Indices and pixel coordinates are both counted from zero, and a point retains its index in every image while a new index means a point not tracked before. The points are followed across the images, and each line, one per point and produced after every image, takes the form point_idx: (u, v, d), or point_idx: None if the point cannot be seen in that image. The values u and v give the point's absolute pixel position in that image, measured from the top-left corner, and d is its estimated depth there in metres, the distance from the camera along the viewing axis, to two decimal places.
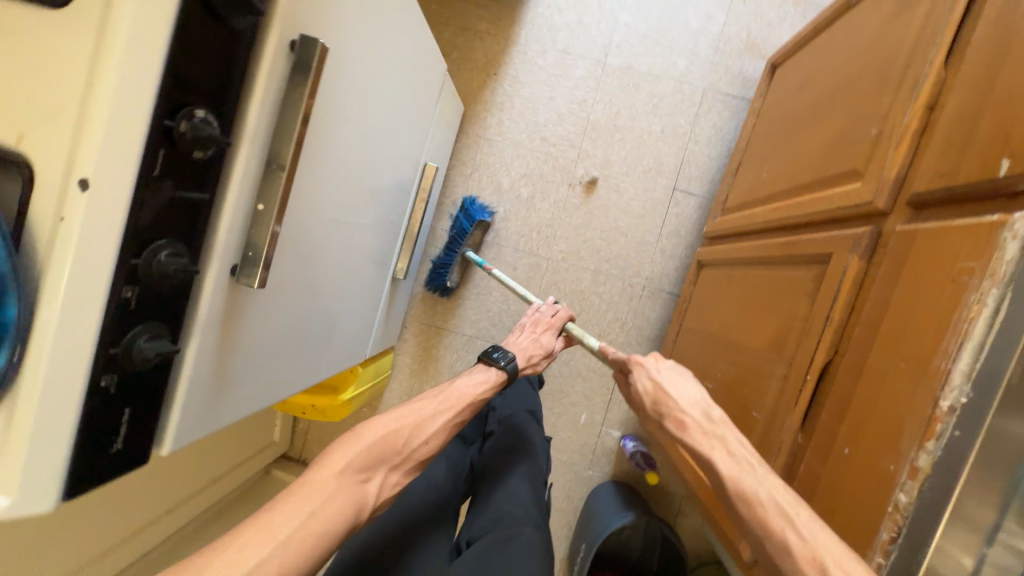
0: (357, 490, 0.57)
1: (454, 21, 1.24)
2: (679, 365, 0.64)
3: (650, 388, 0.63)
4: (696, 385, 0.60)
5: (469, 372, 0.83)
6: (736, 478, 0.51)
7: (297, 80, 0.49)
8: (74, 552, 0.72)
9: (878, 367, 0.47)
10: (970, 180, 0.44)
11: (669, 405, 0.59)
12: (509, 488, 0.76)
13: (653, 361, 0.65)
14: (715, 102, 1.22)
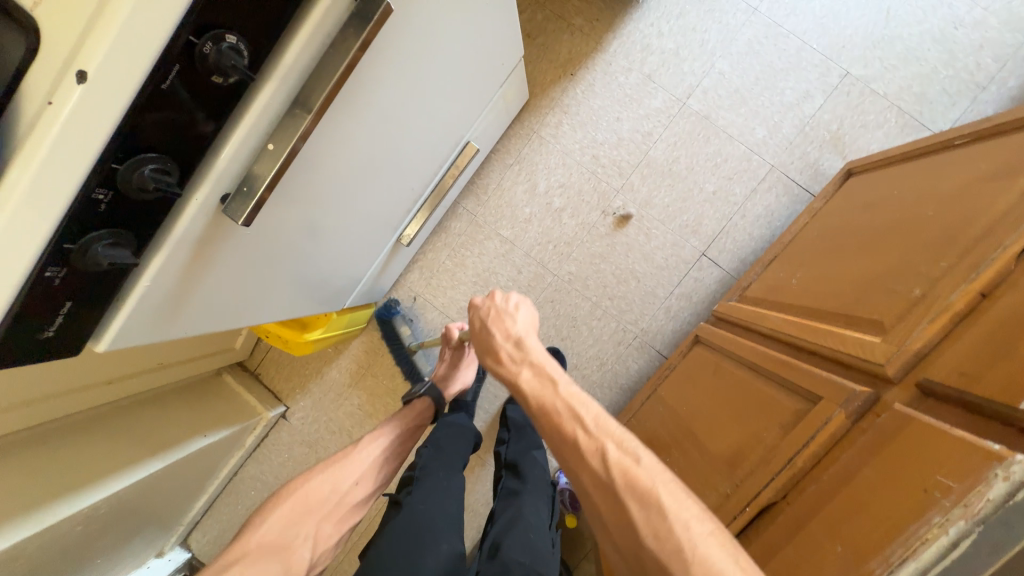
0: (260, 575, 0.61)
1: (552, 6, 1.18)
2: (523, 300, 0.69)
3: (486, 321, 0.68)
4: (529, 318, 0.68)
5: (355, 456, 0.82)
6: (540, 399, 0.57)
7: (350, 31, 0.45)
8: (42, 392, 0.78)
9: (813, 537, 0.46)
10: (989, 394, 0.40)
11: (493, 335, 0.66)
12: (520, 531, 0.82)
13: (496, 298, 0.69)
14: (777, 183, 1.16)
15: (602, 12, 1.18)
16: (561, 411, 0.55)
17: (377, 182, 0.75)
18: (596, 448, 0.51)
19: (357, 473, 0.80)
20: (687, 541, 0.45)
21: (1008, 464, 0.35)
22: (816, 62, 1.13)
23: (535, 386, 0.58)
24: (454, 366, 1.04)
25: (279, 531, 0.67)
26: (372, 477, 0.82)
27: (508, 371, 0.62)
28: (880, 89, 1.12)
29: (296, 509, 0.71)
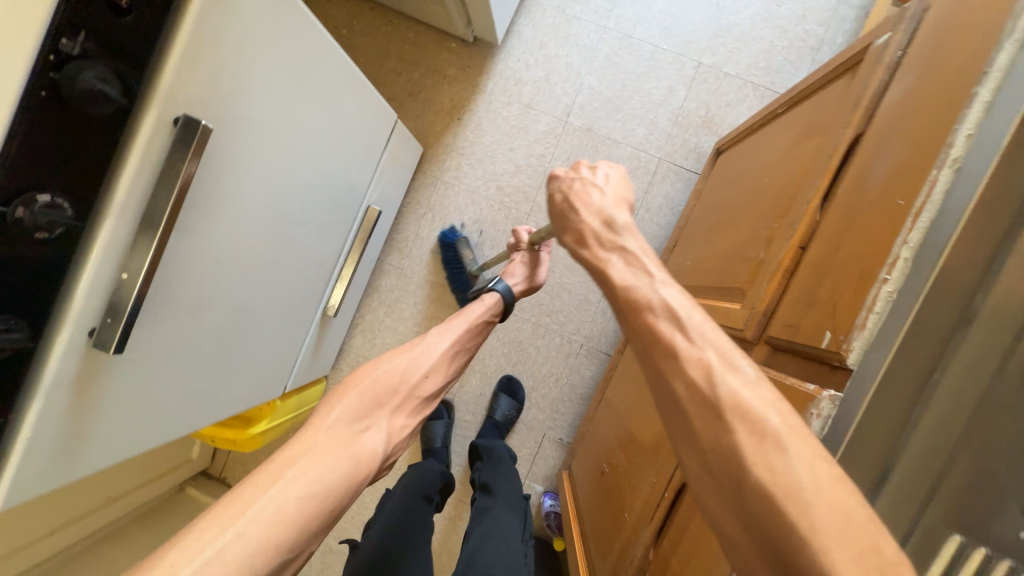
0: (351, 446, 0.58)
1: (426, 62, 1.27)
2: (622, 175, 0.60)
3: (563, 199, 0.59)
4: (608, 194, 0.57)
5: (412, 347, 0.70)
6: (631, 292, 0.47)
7: (176, 156, 0.48)
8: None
9: None
10: (804, 341, 0.45)
11: (572, 217, 0.57)
12: (496, 541, 0.85)
13: (586, 172, 0.59)
14: (669, 172, 1.24)
15: (472, 58, 1.26)
16: (658, 309, 0.45)
17: (273, 270, 0.78)
18: (699, 359, 0.41)
19: (435, 358, 0.71)
20: (794, 482, 0.35)
21: (818, 403, 0.39)
22: (671, 60, 1.24)
23: (633, 281, 0.48)
24: (535, 266, 0.90)
25: (347, 422, 0.60)
26: (444, 369, 0.72)
27: (594, 258, 0.53)
28: (732, 71, 1.23)
29: (368, 396, 0.63)
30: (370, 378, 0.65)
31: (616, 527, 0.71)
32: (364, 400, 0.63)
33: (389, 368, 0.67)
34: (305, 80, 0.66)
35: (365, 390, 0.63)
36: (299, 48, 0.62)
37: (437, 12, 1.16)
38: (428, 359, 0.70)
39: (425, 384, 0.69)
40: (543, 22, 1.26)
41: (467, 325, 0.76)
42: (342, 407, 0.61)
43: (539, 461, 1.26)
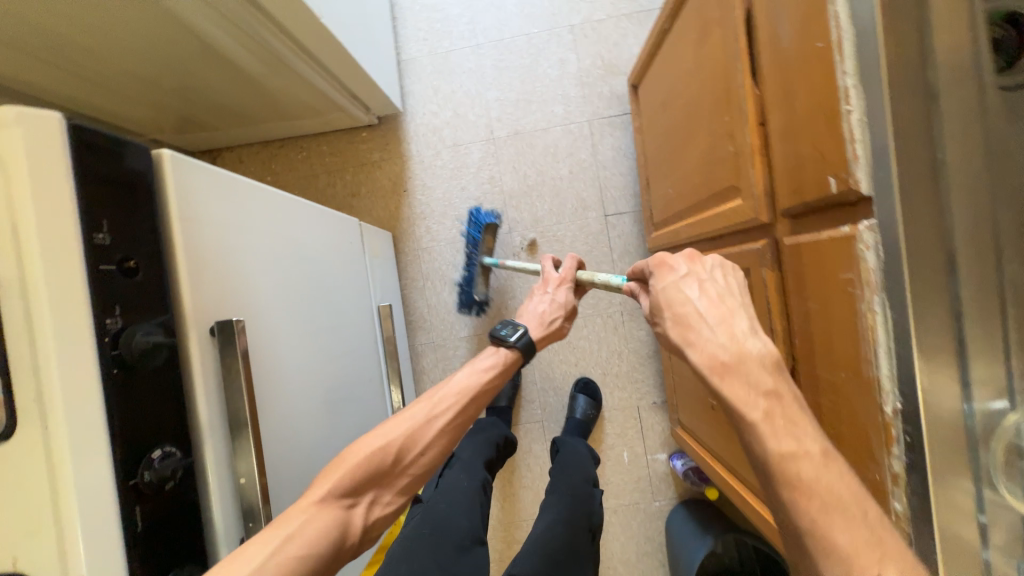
0: (338, 514, 0.56)
1: (351, 162, 1.32)
2: (729, 267, 0.56)
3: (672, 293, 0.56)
4: (732, 296, 0.53)
5: (429, 408, 0.69)
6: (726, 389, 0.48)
7: (229, 358, 0.52)
8: None
9: (827, 377, 0.50)
10: (814, 196, 0.48)
11: (682, 310, 0.54)
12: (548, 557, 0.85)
13: (696, 260, 0.58)
14: (604, 127, 1.29)
15: (386, 135, 1.32)
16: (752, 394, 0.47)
17: (342, 405, 0.82)
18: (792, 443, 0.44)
19: (441, 424, 0.68)
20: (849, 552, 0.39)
21: (861, 236, 0.42)
22: (548, 36, 1.30)
23: (722, 358, 0.49)
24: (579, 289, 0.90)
25: (335, 500, 0.57)
26: (442, 443, 0.68)
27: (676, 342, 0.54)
28: (603, 15, 1.29)
29: (358, 477, 0.59)
30: (363, 458, 0.61)
31: None
32: (355, 474, 0.59)
33: (382, 448, 0.63)
34: (281, 237, 0.71)
35: (358, 468, 0.60)
36: (264, 214, 0.67)
37: (335, 116, 1.23)
38: (421, 420, 0.67)
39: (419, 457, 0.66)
40: (425, 71, 1.32)
41: (473, 382, 0.75)
42: (330, 485, 0.57)
43: (648, 433, 1.29)
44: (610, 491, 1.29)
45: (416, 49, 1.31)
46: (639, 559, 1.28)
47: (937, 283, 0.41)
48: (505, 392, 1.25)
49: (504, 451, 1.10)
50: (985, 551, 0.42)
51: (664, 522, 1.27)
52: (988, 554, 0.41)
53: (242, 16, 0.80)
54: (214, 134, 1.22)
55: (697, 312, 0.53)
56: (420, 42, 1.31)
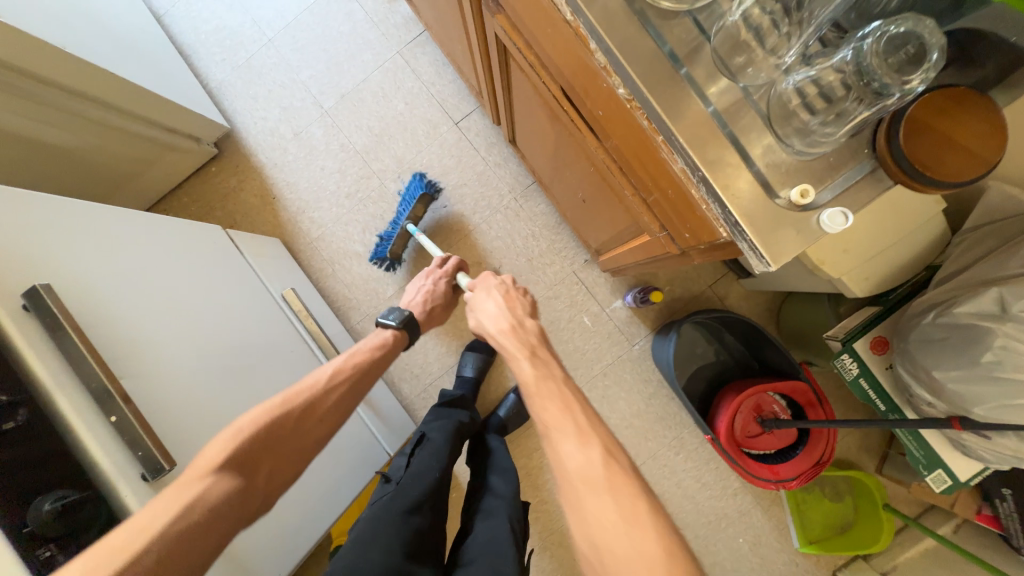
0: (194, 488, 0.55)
1: (214, 198, 1.35)
2: (509, 292, 0.85)
3: (473, 322, 0.84)
4: (494, 317, 0.80)
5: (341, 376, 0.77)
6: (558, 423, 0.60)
7: (48, 320, 0.54)
8: None
9: (554, 50, 0.52)
10: None
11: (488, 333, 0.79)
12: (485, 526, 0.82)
13: (485, 284, 0.88)
14: (414, 50, 1.33)
15: (232, 158, 1.35)
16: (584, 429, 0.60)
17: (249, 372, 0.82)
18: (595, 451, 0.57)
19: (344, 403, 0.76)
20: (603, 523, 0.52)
21: None
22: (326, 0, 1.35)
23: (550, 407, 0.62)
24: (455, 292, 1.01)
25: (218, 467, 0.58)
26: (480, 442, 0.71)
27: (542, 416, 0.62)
28: None
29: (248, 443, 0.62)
30: (262, 417, 0.65)
31: (605, 195, 0.73)
32: (247, 431, 0.63)
33: (280, 414, 0.67)
34: (105, 235, 0.73)
35: (255, 422, 0.64)
36: (73, 216, 0.70)
37: (170, 159, 1.25)
38: (318, 383, 0.74)
39: (314, 427, 0.70)
40: (238, 85, 1.35)
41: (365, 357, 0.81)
42: (231, 441, 0.62)
43: (595, 289, 1.30)
44: (591, 359, 1.29)
45: (220, 72, 1.36)
46: (649, 405, 1.28)
47: None
48: (470, 361, 1.26)
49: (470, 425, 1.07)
50: (713, 110, 0.42)
51: (652, 359, 1.27)
52: (711, 107, 0.42)
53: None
54: None
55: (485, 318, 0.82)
56: (220, 64, 1.36)
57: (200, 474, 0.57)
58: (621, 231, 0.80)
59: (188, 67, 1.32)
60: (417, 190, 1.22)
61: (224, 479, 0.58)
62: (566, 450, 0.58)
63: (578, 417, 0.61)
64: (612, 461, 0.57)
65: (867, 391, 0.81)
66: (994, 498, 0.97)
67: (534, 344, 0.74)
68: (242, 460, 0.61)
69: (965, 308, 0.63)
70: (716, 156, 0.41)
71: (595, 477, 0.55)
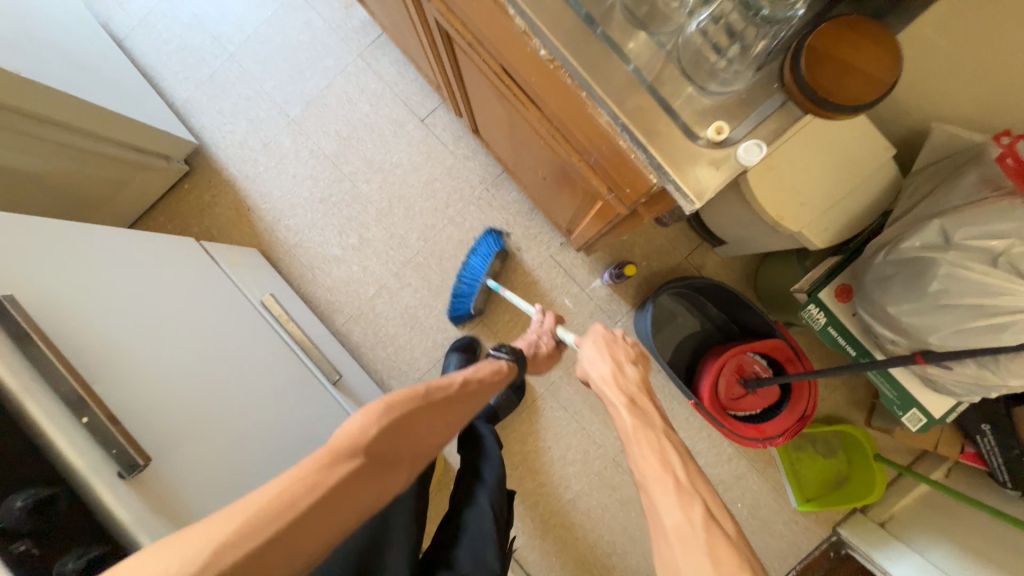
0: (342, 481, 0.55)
1: (190, 216, 1.37)
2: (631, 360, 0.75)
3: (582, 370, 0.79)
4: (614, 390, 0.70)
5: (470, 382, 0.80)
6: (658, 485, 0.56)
7: (13, 330, 0.55)
8: None
9: (482, 23, 0.53)
10: None
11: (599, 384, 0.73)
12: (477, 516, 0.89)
13: (622, 343, 0.80)
14: (374, 52, 1.35)
15: (205, 174, 1.37)
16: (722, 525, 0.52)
17: (228, 376, 0.83)
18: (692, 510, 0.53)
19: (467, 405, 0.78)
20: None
21: None
22: (283, 11, 1.36)
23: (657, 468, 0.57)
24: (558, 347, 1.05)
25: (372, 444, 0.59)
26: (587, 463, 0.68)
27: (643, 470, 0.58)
28: None
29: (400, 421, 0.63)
30: (410, 402, 0.66)
31: (559, 168, 0.74)
32: (398, 408, 0.64)
33: (422, 403, 0.68)
34: (72, 251, 0.73)
35: (402, 406, 0.65)
36: (37, 234, 0.70)
37: (141, 178, 1.25)
38: (451, 386, 0.76)
39: (438, 429, 0.71)
40: (204, 102, 1.37)
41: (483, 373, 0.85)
42: (378, 420, 0.61)
43: (574, 270, 1.31)
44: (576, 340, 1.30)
45: (185, 89, 1.37)
46: None
47: None
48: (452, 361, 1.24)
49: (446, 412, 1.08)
50: (634, 68, 0.44)
51: (635, 334, 1.29)
52: (626, 60, 0.43)
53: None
54: None
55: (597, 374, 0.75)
56: (184, 82, 1.37)
57: (348, 450, 0.56)
58: (580, 204, 0.81)
59: (153, 88, 1.33)
60: (491, 248, 1.26)
61: (366, 469, 0.58)
62: (665, 504, 0.54)
63: (678, 468, 0.57)
64: (717, 523, 0.51)
65: (835, 338, 0.83)
66: (976, 435, 1.00)
67: (634, 392, 0.69)
68: (385, 447, 0.61)
69: (912, 242, 0.65)
70: (632, 104, 0.43)
71: (692, 538, 0.50)
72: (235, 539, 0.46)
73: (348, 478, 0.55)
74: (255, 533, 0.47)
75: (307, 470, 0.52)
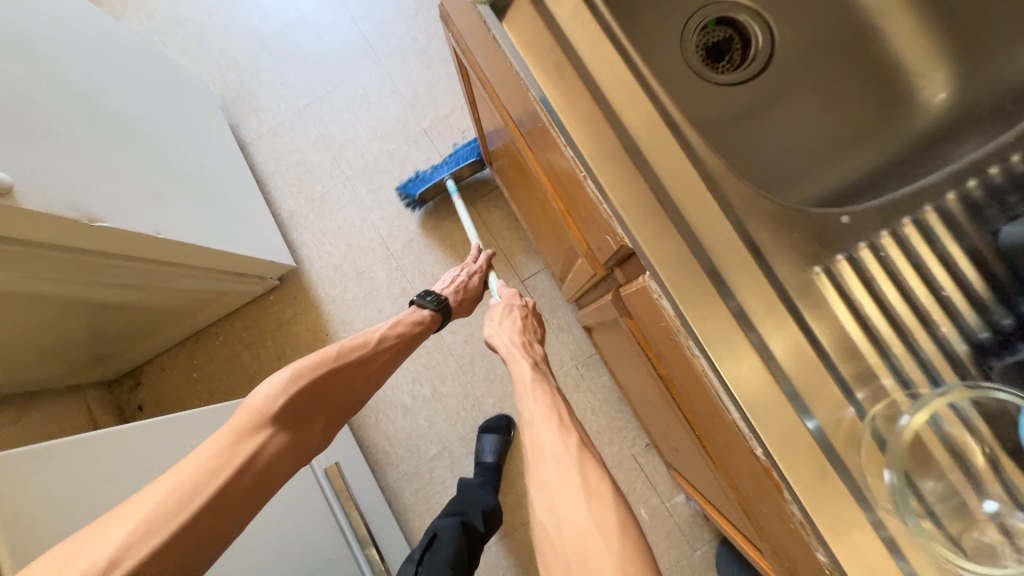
0: (235, 445, 0.65)
1: (267, 327, 1.33)
2: (511, 305, 0.95)
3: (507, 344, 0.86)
4: (500, 324, 0.91)
5: (395, 319, 0.94)
6: None
7: None
8: None
9: (711, 422, 0.45)
10: (611, 248, 0.47)
11: (500, 342, 0.88)
12: None
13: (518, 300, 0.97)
14: (488, 203, 1.33)
15: (291, 289, 1.33)
16: None
17: None
18: None
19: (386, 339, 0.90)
20: None
21: (650, 284, 0.41)
22: (407, 148, 1.37)
23: None
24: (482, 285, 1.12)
25: (287, 413, 0.72)
26: None
27: None
28: (448, 110, 1.38)
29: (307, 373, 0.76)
30: (312, 371, 0.77)
31: (715, 491, 0.65)
32: (302, 378, 0.75)
33: (330, 367, 0.80)
34: (103, 482, 0.66)
35: (312, 372, 0.76)
36: (72, 467, 0.64)
37: (230, 296, 1.23)
38: (367, 344, 0.86)
39: (345, 389, 0.82)
40: (309, 219, 1.36)
41: (406, 331, 0.94)
42: (285, 391, 0.72)
43: (656, 478, 1.19)
44: None
45: (293, 203, 1.37)
46: None
47: (732, 327, 0.37)
48: (489, 444, 1.17)
49: (460, 557, 0.92)
50: None
51: (715, 571, 1.13)
52: None
53: (87, 263, 0.83)
54: (125, 355, 1.22)
55: (497, 332, 0.90)
56: (295, 195, 1.37)
57: (259, 424, 0.69)
58: (722, 512, 0.71)
59: (263, 199, 1.34)
60: (467, 155, 1.26)
61: (268, 441, 0.68)
62: None
63: None
64: None
65: None
66: None
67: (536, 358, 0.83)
68: (297, 411, 0.73)
69: None
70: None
71: None
72: (186, 501, 0.56)
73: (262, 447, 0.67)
74: (180, 512, 0.55)
75: (218, 450, 0.63)
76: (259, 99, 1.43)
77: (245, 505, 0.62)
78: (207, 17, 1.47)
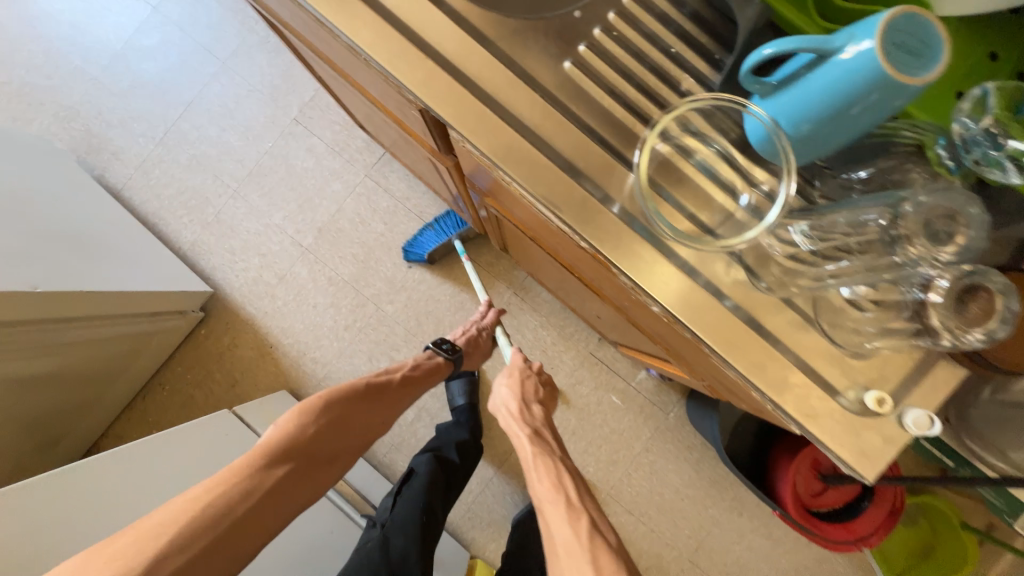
0: (263, 475, 0.62)
1: (211, 360, 1.31)
2: (512, 380, 0.88)
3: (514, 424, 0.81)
4: (500, 391, 0.87)
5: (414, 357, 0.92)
6: None
7: None
8: None
9: (564, 247, 0.51)
10: (431, 130, 0.51)
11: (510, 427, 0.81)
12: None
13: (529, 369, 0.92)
14: (382, 169, 1.33)
15: (221, 316, 1.31)
16: None
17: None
18: None
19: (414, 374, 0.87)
20: None
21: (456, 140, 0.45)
22: (284, 141, 1.34)
23: None
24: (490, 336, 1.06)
25: (319, 447, 0.69)
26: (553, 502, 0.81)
27: None
28: (310, 91, 1.35)
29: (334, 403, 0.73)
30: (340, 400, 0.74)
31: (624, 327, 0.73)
32: (330, 407, 0.72)
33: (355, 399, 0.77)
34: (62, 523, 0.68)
35: (336, 404, 0.73)
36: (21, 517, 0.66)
37: (157, 339, 1.21)
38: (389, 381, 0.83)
39: (373, 424, 0.78)
40: (212, 243, 1.33)
41: (426, 365, 0.91)
42: (307, 423, 0.69)
43: (617, 364, 1.27)
44: (630, 437, 1.25)
45: (191, 232, 1.33)
46: (702, 471, 1.23)
47: (520, 143, 0.42)
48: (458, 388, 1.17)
49: (435, 487, 0.99)
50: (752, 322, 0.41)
51: (690, 424, 1.23)
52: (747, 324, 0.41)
53: None
54: (74, 436, 1.17)
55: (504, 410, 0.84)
56: (189, 224, 1.33)
57: (283, 451, 0.65)
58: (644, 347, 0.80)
59: (156, 237, 1.29)
60: None
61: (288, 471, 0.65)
62: None
63: None
64: None
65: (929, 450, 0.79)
66: None
67: (537, 426, 0.79)
68: (318, 449, 0.69)
69: None
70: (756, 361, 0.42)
71: None
72: (202, 524, 0.55)
73: (281, 480, 0.63)
74: (197, 532, 0.54)
75: (238, 480, 0.60)
76: (115, 142, 1.35)
77: (248, 541, 0.58)
78: (26, 74, 1.37)
